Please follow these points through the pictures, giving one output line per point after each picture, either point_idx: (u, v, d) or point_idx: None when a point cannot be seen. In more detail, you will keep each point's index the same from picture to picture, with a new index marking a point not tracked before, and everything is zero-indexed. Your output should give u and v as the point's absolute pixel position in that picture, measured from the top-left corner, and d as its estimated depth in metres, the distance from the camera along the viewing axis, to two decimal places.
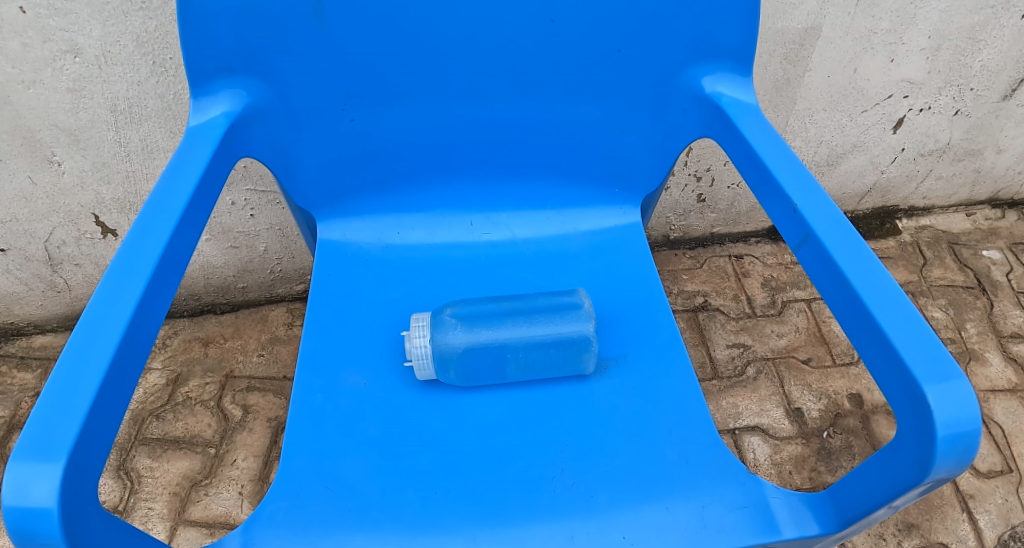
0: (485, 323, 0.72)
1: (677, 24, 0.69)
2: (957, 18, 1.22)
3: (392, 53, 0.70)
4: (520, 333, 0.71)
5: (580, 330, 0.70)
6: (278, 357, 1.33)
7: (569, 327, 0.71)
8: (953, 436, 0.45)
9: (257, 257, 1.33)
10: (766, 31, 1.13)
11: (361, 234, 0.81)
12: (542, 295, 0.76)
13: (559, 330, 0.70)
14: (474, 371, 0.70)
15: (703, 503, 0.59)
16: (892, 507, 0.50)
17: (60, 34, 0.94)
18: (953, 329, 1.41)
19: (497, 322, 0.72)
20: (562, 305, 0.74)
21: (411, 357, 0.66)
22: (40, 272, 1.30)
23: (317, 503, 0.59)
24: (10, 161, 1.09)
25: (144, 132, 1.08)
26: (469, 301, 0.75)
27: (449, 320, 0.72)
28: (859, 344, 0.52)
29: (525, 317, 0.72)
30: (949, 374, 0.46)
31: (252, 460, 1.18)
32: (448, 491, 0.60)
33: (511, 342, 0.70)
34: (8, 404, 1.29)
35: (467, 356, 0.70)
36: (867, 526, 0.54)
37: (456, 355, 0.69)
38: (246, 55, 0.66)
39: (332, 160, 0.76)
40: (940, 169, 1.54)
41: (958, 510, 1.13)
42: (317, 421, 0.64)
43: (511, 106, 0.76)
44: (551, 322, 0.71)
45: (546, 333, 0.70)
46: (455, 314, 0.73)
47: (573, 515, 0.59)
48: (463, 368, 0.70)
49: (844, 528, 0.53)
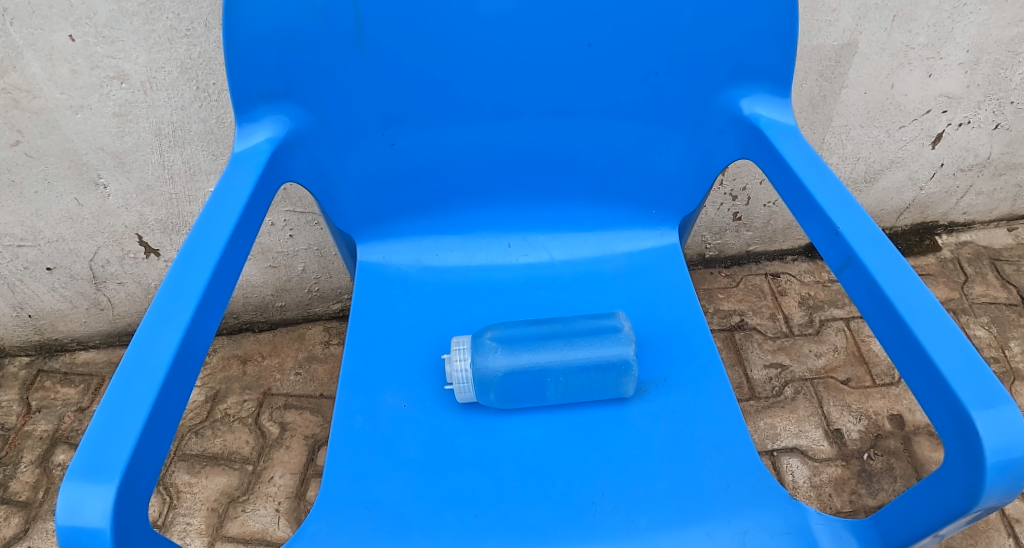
0: (524, 346, 0.71)
1: (713, 45, 0.69)
2: (995, 30, 1.20)
3: (429, 78, 0.71)
4: (559, 355, 0.70)
5: (620, 354, 0.69)
6: (315, 375, 1.35)
7: (609, 350, 0.70)
8: (1003, 464, 0.43)
9: (295, 276, 1.35)
10: (800, 48, 1.12)
11: (399, 256, 0.83)
12: (581, 317, 0.76)
13: (598, 352, 0.70)
14: (512, 394, 0.70)
15: (744, 527, 0.58)
16: (941, 534, 0.49)
17: (107, 61, 0.98)
18: (997, 348, 1.37)
19: (537, 345, 0.71)
20: (601, 327, 0.73)
21: (452, 380, 0.66)
22: (85, 290, 1.35)
23: (357, 523, 0.59)
24: (57, 183, 1.13)
25: (187, 154, 1.11)
26: (507, 324, 0.75)
27: (488, 343, 0.72)
28: (905, 370, 0.51)
29: (567, 339, 0.72)
30: (997, 400, 0.45)
31: (289, 477, 1.20)
32: (487, 512, 0.60)
33: (551, 365, 0.70)
34: (52, 418, 1.34)
35: (506, 379, 0.69)
36: None
37: (496, 378, 0.69)
38: (288, 82, 0.68)
39: (372, 183, 0.77)
40: (980, 184, 1.51)
41: (1005, 535, 1.11)
42: (357, 442, 0.65)
43: (546, 128, 0.77)
44: (591, 346, 0.70)
45: (590, 357, 0.70)
46: (493, 334, 0.73)
47: (613, 539, 0.58)
48: (502, 390, 0.69)
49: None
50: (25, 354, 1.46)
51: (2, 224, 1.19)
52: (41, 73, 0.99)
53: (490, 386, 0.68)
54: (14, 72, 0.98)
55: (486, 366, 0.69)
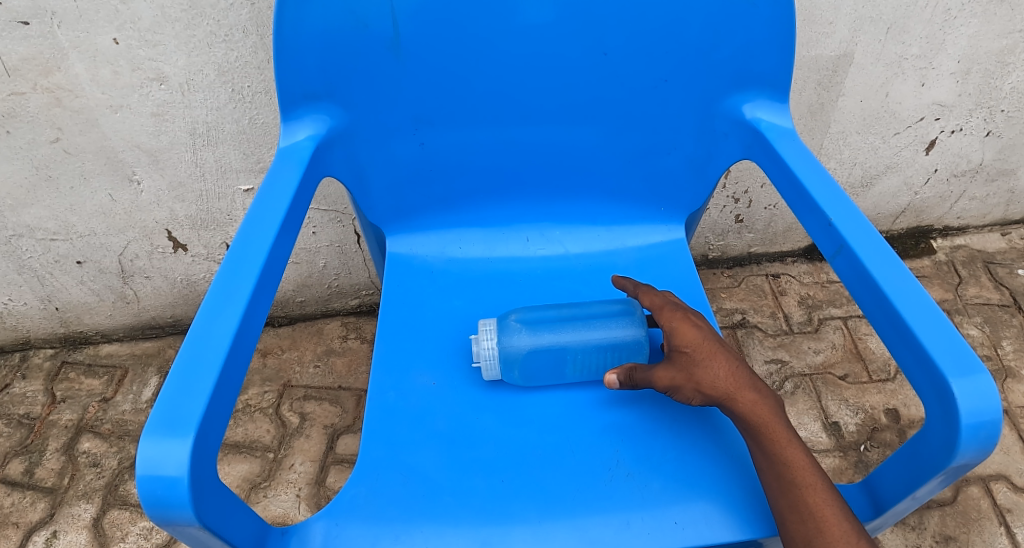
0: (547, 328, 0.76)
1: (719, 55, 0.75)
2: (985, 42, 1.26)
3: (458, 82, 0.77)
4: (579, 336, 0.75)
5: (635, 337, 0.75)
6: (333, 368, 1.40)
7: (624, 332, 0.75)
8: (976, 424, 0.49)
9: (315, 272, 1.41)
10: (799, 58, 1.19)
11: (424, 248, 0.89)
12: (599, 302, 0.81)
13: (614, 335, 0.75)
14: (534, 372, 0.75)
15: (748, 492, 0.64)
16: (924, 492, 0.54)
17: (148, 64, 1.04)
18: (989, 347, 1.43)
19: (559, 327, 0.76)
20: (616, 311, 0.78)
21: (479, 358, 0.73)
22: (113, 283, 1.41)
23: (393, 488, 0.65)
24: (93, 180, 1.19)
25: (219, 153, 1.17)
26: (529, 308, 0.80)
27: (513, 326, 0.76)
28: (891, 345, 0.56)
29: (588, 323, 0.77)
30: (973, 369, 0.51)
31: (309, 464, 1.25)
32: (512, 479, 0.66)
33: (571, 345, 0.75)
34: (78, 407, 1.39)
35: (529, 358, 0.74)
36: (898, 516, 0.58)
37: (519, 357, 0.74)
38: (329, 85, 0.74)
39: (402, 179, 0.84)
40: (973, 189, 1.57)
41: (996, 524, 1.17)
42: (391, 416, 0.70)
43: (563, 130, 0.83)
44: (608, 328, 0.76)
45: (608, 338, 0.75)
46: (517, 317, 0.78)
47: (627, 502, 0.64)
48: (525, 369, 0.74)
49: (878, 517, 0.58)
50: (50, 346, 1.51)
51: (37, 219, 1.25)
52: (84, 74, 1.04)
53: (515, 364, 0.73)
54: (58, 73, 1.04)
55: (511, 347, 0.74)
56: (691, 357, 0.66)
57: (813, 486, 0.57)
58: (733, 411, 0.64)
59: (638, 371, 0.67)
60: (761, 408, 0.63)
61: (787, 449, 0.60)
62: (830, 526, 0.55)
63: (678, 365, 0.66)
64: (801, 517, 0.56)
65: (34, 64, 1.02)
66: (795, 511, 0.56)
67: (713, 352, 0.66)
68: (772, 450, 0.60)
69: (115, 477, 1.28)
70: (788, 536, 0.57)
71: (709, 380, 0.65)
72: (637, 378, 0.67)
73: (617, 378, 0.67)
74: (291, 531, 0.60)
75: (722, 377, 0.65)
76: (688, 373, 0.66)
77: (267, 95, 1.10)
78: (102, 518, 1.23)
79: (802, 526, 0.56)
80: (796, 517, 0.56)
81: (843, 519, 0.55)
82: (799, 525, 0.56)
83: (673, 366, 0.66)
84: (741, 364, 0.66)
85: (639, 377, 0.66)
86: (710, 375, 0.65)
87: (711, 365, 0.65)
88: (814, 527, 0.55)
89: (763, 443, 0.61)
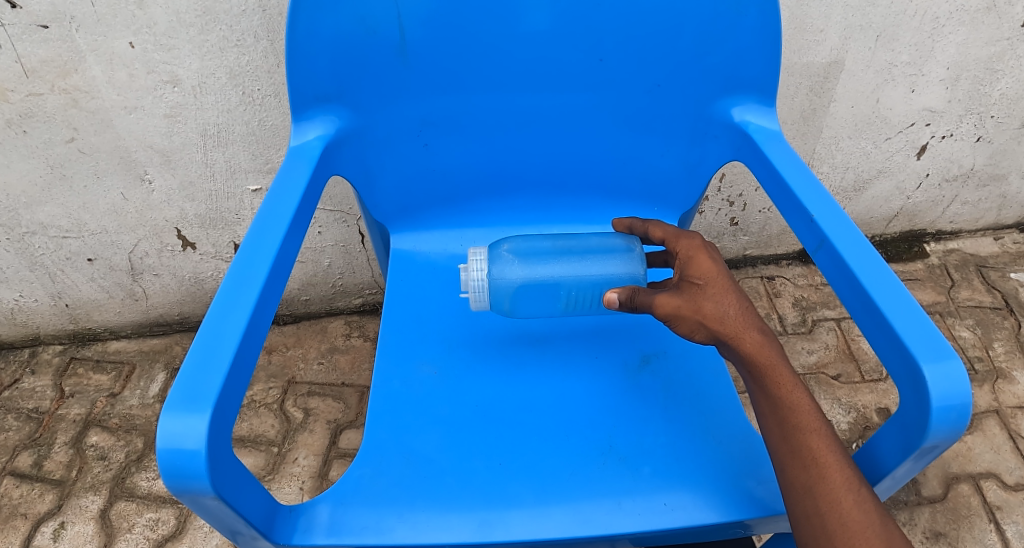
0: (539, 260, 0.80)
1: (710, 61, 0.79)
2: (973, 50, 1.29)
3: (461, 86, 0.81)
4: (576, 270, 0.79)
5: (630, 273, 0.78)
6: (337, 365, 1.44)
7: (619, 268, 0.78)
8: (946, 406, 0.53)
9: (320, 271, 1.44)
10: (792, 65, 1.22)
11: (428, 245, 0.92)
12: (596, 238, 0.84)
13: (610, 269, 0.78)
14: (530, 296, 0.79)
15: (735, 477, 0.67)
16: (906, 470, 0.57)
17: (163, 67, 1.08)
18: (981, 348, 1.46)
19: (551, 259, 0.81)
20: (613, 248, 0.81)
21: (469, 287, 0.75)
22: (122, 281, 1.44)
23: (397, 470, 0.68)
24: (106, 179, 1.23)
25: (229, 154, 1.21)
26: (530, 245, 0.84)
27: (505, 255, 0.81)
28: (868, 334, 0.60)
29: (580, 255, 0.81)
30: (943, 355, 0.54)
31: (313, 458, 1.28)
32: (510, 462, 0.69)
33: (568, 277, 0.78)
34: (86, 402, 1.43)
35: (527, 285, 0.78)
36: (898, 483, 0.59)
37: (517, 283, 0.78)
38: (339, 87, 0.77)
39: (407, 179, 0.87)
40: (965, 194, 1.60)
41: (985, 520, 1.19)
42: (395, 402, 0.74)
43: (561, 132, 0.86)
44: (603, 262, 0.79)
45: (599, 271, 0.78)
46: (508, 248, 0.83)
47: (620, 485, 0.67)
48: (521, 293, 0.78)
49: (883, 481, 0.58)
50: (59, 342, 1.54)
51: (51, 217, 1.28)
52: (100, 76, 1.08)
53: (506, 292, 0.77)
54: (75, 75, 1.07)
55: (503, 274, 0.77)
56: (701, 291, 0.66)
57: (817, 431, 0.57)
58: (738, 349, 0.63)
59: (640, 294, 0.67)
60: (766, 350, 0.62)
61: (792, 393, 0.59)
62: (832, 473, 0.55)
63: (685, 296, 0.66)
64: (802, 464, 0.56)
65: (52, 66, 1.06)
66: (796, 456, 0.57)
67: (724, 288, 0.65)
68: (777, 394, 0.60)
69: (122, 469, 1.31)
70: (788, 480, 0.57)
71: (717, 315, 0.64)
72: (638, 302, 0.67)
73: (617, 298, 0.68)
74: (298, 510, 0.63)
75: (732, 315, 0.64)
76: (695, 306, 0.65)
77: (276, 97, 1.14)
78: (110, 509, 1.26)
79: (802, 473, 0.56)
80: (797, 463, 0.57)
81: (845, 467, 0.55)
82: (800, 470, 0.56)
83: (679, 297, 0.66)
84: (748, 304, 0.65)
85: (640, 300, 0.67)
86: (718, 310, 0.64)
87: (722, 301, 0.64)
88: (816, 474, 0.55)
89: (767, 385, 0.60)
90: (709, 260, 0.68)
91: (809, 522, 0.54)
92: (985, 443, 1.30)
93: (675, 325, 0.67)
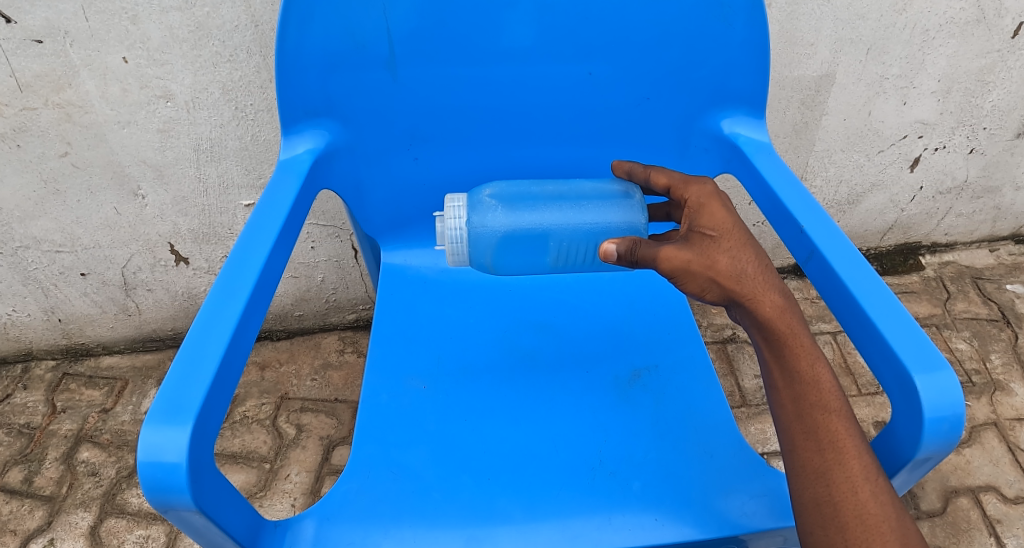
0: (523, 207, 0.77)
1: (697, 74, 0.80)
2: (964, 62, 1.30)
3: (451, 98, 0.81)
4: (567, 219, 0.76)
5: (630, 225, 0.75)
6: (330, 381, 1.43)
7: (617, 217, 0.75)
8: (939, 417, 0.52)
9: (313, 287, 1.44)
10: (783, 78, 1.23)
11: (419, 260, 0.92)
12: (589, 186, 0.82)
13: (606, 218, 0.75)
14: (517, 247, 0.75)
15: (727, 490, 0.66)
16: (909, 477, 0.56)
17: (156, 82, 1.08)
18: (978, 360, 1.45)
19: (536, 206, 0.78)
20: (609, 197, 0.78)
21: (445, 241, 0.70)
22: (115, 296, 1.44)
23: (385, 484, 0.67)
24: (100, 194, 1.23)
25: (222, 169, 1.21)
26: (516, 195, 0.81)
27: (487, 203, 0.77)
28: (859, 344, 0.59)
29: (568, 201, 0.79)
30: (935, 366, 0.54)
31: (304, 475, 1.27)
32: (498, 477, 0.68)
33: (559, 227, 0.75)
34: (78, 417, 1.41)
35: (511, 234, 0.74)
36: (912, 481, 0.57)
37: (501, 233, 0.74)
38: (329, 102, 0.78)
39: (398, 192, 0.87)
40: (960, 206, 1.60)
41: (986, 534, 1.18)
42: (384, 417, 0.73)
43: (551, 146, 0.87)
44: (599, 211, 0.76)
45: (588, 218, 0.76)
46: (491, 194, 0.80)
47: (610, 500, 0.66)
48: (507, 244, 0.75)
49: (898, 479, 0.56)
50: (51, 357, 1.53)
51: (44, 231, 1.28)
52: (94, 91, 1.08)
53: (487, 242, 0.73)
54: (69, 89, 1.08)
55: (484, 222, 0.73)
56: (714, 243, 0.61)
57: (837, 411, 0.56)
58: (755, 313, 0.60)
59: (642, 246, 0.61)
60: (786, 316, 0.59)
61: (813, 367, 0.57)
62: (850, 460, 0.54)
63: (697, 249, 0.61)
64: (819, 446, 0.55)
65: (46, 80, 1.06)
66: (812, 438, 0.55)
67: (740, 243, 0.61)
68: (796, 367, 0.58)
69: (113, 486, 1.30)
70: (798, 461, 0.56)
71: (733, 274, 0.60)
72: (640, 255, 0.61)
73: (615, 250, 0.62)
74: (284, 525, 0.62)
75: (749, 273, 0.60)
76: (708, 262, 0.60)
77: (269, 113, 1.14)
78: (100, 525, 1.24)
79: (817, 455, 0.55)
80: (812, 445, 0.55)
81: (863, 455, 0.54)
82: (814, 452, 0.55)
83: (689, 251, 0.61)
84: (765, 262, 0.62)
85: (642, 254, 0.61)
86: (735, 268, 0.60)
87: (740, 259, 0.61)
88: (832, 458, 0.54)
89: (786, 355, 0.58)
90: (722, 210, 0.63)
91: (819, 509, 0.54)
92: (984, 456, 1.29)
93: (683, 281, 0.62)
